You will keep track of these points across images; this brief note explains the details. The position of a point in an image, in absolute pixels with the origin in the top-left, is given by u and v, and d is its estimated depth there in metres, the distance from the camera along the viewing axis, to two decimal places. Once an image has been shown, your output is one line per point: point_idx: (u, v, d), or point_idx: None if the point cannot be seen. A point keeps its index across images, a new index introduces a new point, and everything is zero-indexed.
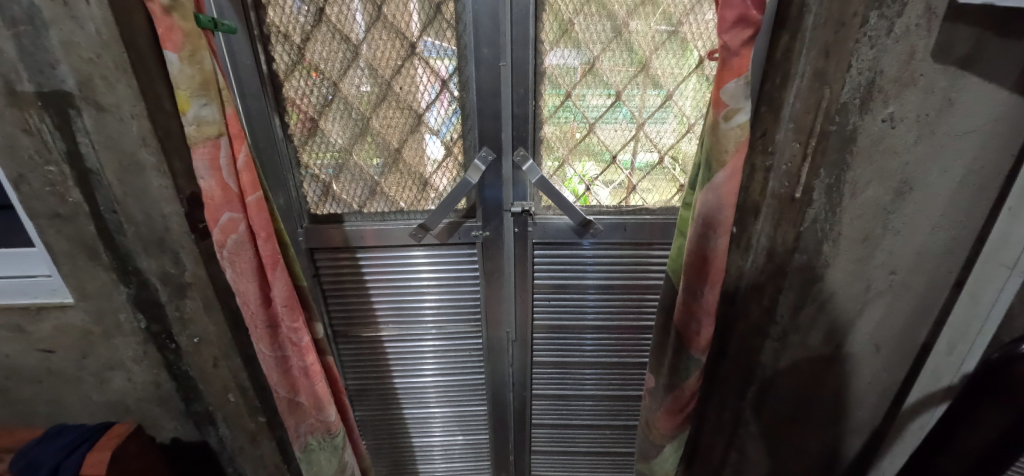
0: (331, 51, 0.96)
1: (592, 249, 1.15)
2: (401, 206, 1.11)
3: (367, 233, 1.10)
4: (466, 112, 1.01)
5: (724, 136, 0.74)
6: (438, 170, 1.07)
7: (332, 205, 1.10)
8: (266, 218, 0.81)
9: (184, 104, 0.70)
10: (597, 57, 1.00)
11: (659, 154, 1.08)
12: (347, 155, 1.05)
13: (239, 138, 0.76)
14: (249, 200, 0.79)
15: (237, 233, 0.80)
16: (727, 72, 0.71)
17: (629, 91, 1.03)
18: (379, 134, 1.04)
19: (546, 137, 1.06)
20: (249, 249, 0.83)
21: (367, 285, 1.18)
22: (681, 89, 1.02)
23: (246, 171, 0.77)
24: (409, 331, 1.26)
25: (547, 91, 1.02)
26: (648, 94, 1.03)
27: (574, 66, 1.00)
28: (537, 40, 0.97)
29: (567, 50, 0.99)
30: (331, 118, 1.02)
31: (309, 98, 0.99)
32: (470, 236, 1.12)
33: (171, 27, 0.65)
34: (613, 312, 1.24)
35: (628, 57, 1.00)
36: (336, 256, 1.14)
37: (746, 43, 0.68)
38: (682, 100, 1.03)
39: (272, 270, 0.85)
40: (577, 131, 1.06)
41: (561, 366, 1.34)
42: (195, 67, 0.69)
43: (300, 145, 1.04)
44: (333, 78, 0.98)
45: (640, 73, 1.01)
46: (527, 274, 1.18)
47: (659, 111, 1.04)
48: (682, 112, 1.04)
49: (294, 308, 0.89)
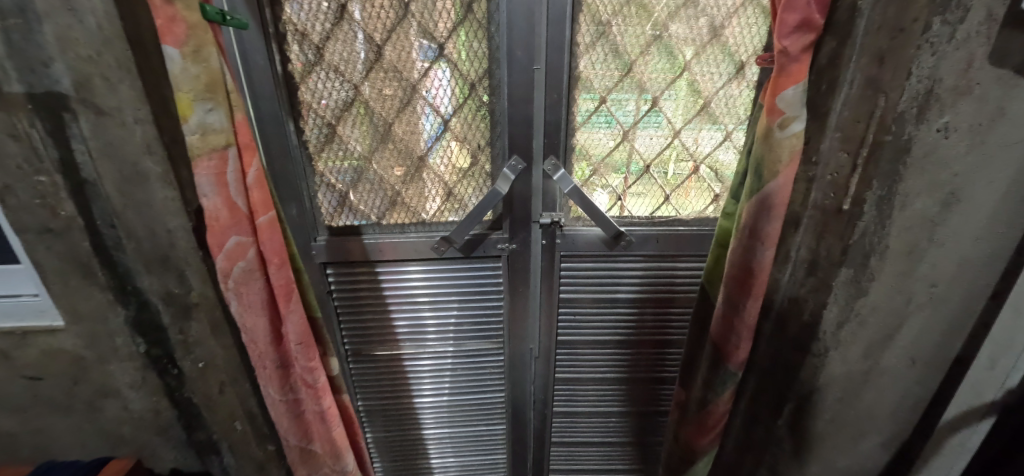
0: (354, 51, 0.88)
1: (624, 261, 1.10)
2: (422, 218, 1.03)
3: (384, 246, 1.03)
4: (494, 118, 0.95)
5: (779, 146, 0.72)
6: (467, 180, 1.00)
7: (350, 216, 1.02)
8: (278, 242, 0.72)
9: (186, 109, 0.60)
10: (636, 60, 0.95)
11: (694, 164, 1.04)
12: (366, 164, 0.97)
13: (249, 150, 0.68)
14: (260, 221, 0.70)
15: (245, 259, 0.71)
16: (784, 78, 0.69)
17: (669, 94, 0.98)
18: (400, 141, 0.96)
19: (577, 145, 1.01)
20: (258, 278, 0.74)
21: (384, 302, 1.11)
22: (720, 97, 0.98)
23: (257, 188, 0.69)
24: (421, 351, 1.19)
25: (581, 96, 0.97)
26: (684, 101, 0.98)
27: (610, 70, 0.95)
28: (573, 38, 0.91)
29: (603, 52, 0.94)
30: (349, 124, 0.94)
31: (327, 101, 0.92)
32: (496, 249, 1.06)
33: (173, 17, 0.56)
34: (636, 326, 1.19)
35: (668, 60, 0.95)
36: (352, 271, 1.06)
37: (806, 49, 0.68)
38: (720, 107, 0.99)
39: (285, 303, 0.75)
40: (609, 139, 1.01)
41: (571, 382, 1.27)
42: (200, 65, 0.60)
43: (314, 152, 0.96)
44: (353, 80, 0.90)
45: (680, 76, 0.96)
46: (552, 290, 1.13)
47: (696, 119, 1.00)
48: (719, 120, 1.00)
49: (309, 346, 0.80)
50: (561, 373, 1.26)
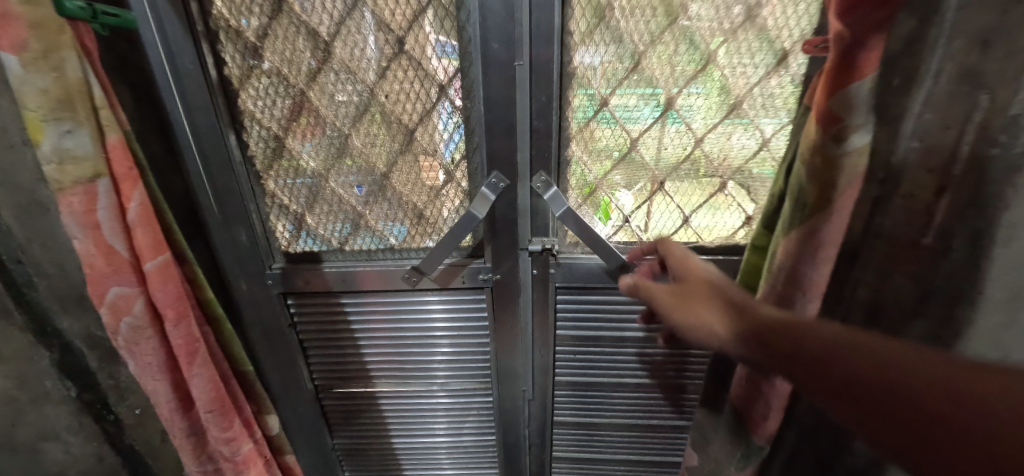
0: (297, 50, 0.73)
1: (634, 294, 0.91)
2: (390, 243, 0.88)
3: (347, 276, 0.89)
4: (470, 127, 0.78)
5: (830, 166, 0.52)
6: (443, 200, 0.84)
7: (309, 240, 0.88)
8: (171, 292, 0.67)
9: (37, 131, 0.52)
10: (645, 50, 0.75)
11: (721, 178, 0.84)
12: (322, 182, 0.83)
13: (128, 181, 0.61)
14: (147, 268, 0.64)
15: (132, 314, 0.65)
16: (843, 73, 0.49)
17: (688, 93, 0.78)
18: (360, 156, 0.81)
19: (573, 157, 0.83)
20: (151, 336, 0.68)
21: (357, 335, 0.97)
22: (754, 95, 0.77)
23: (143, 235, 0.63)
24: (416, 387, 1.05)
25: (577, 98, 0.79)
26: (708, 100, 0.78)
27: (613, 63, 0.77)
28: (564, 26, 0.73)
29: (604, 42, 0.75)
30: (299, 135, 0.79)
31: (271, 110, 0.77)
32: (479, 279, 0.90)
33: (6, 13, 0.48)
34: (649, 367, 1.00)
35: (687, 50, 0.75)
36: (321, 302, 0.93)
37: (879, 30, 0.47)
38: (755, 108, 0.78)
39: (187, 364, 0.70)
40: (613, 149, 0.83)
41: (585, 427, 1.10)
42: (51, 76, 0.52)
43: (263, 170, 0.82)
44: (299, 85, 0.75)
45: (703, 70, 0.76)
46: (547, 322, 0.95)
47: (723, 123, 0.80)
48: (754, 124, 0.79)
49: (221, 413, 0.76)
50: (562, 415, 1.09)
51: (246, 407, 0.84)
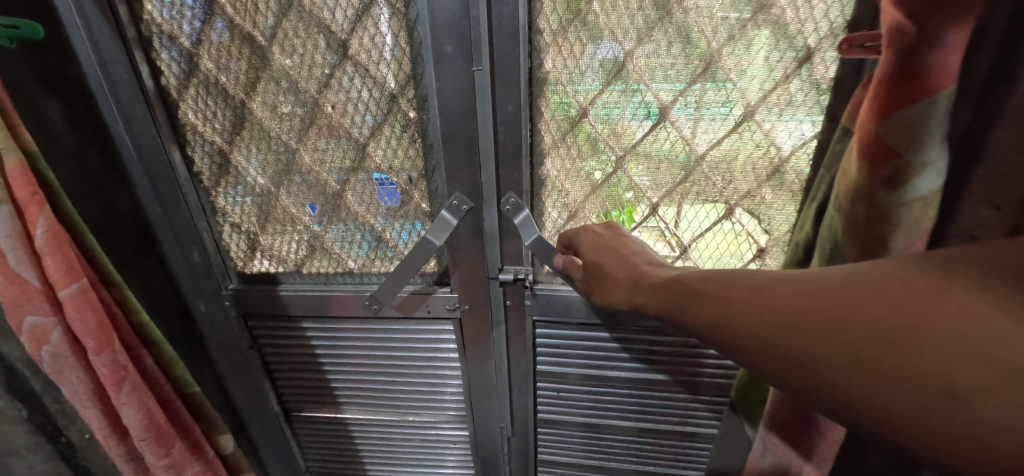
0: (234, 56, 0.65)
1: (625, 331, 0.79)
2: (349, 267, 0.80)
3: (305, 300, 0.82)
4: (427, 142, 0.68)
5: (882, 220, 0.38)
6: (402, 221, 0.75)
7: (265, 260, 0.82)
8: (91, 320, 0.63)
9: None
10: (632, 51, 0.63)
11: (727, 203, 0.70)
12: (272, 199, 0.76)
13: (33, 206, 0.58)
14: (61, 297, 0.61)
15: (51, 343, 0.63)
16: (906, 88, 0.34)
17: (685, 102, 0.65)
18: (309, 172, 0.73)
19: (549, 177, 0.72)
20: (75, 364, 0.66)
21: (320, 360, 0.91)
22: (767, 106, 0.63)
23: (52, 262, 0.60)
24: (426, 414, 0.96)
25: (551, 108, 0.67)
26: (710, 110, 0.65)
27: (594, 67, 0.64)
28: (533, 22, 0.62)
29: (582, 42, 0.63)
30: (244, 150, 0.72)
31: (213, 123, 0.71)
32: (445, 310, 0.80)
33: None
34: (644, 410, 0.87)
35: (682, 49, 0.62)
36: (281, 325, 0.87)
37: (961, 26, 0.32)
38: (769, 120, 0.64)
39: (114, 392, 0.67)
40: (594, 168, 0.71)
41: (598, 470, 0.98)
42: None
43: (211, 186, 0.76)
44: (239, 95, 0.68)
45: (702, 74, 0.63)
46: (526, 355, 0.85)
47: (729, 139, 0.66)
48: (766, 141, 0.65)
49: (157, 442, 0.72)
50: (548, 453, 0.98)
51: (193, 430, 0.81)
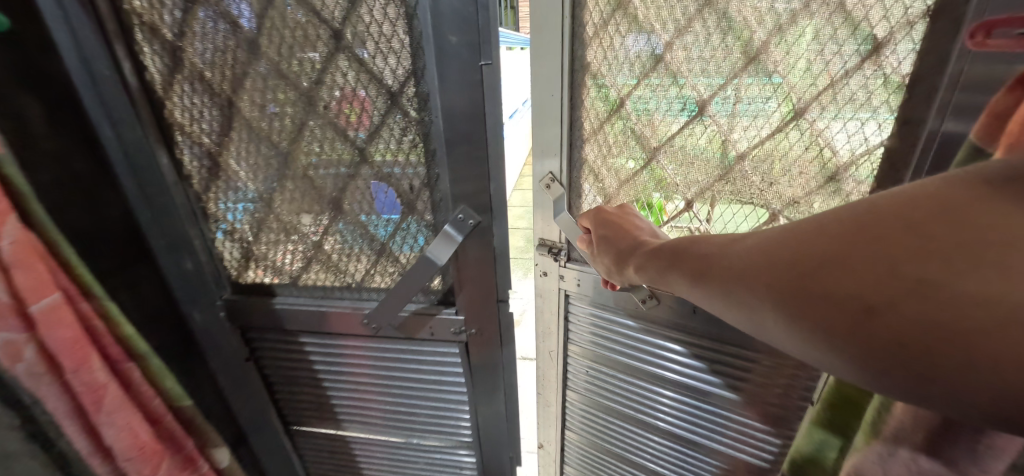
0: (221, 50, 0.58)
1: (685, 336, 0.68)
2: (347, 281, 0.72)
3: (301, 315, 0.76)
4: (431, 147, 0.59)
5: None
6: (403, 236, 0.66)
7: (259, 271, 0.76)
8: (64, 335, 0.52)
9: None
10: (671, 43, 0.54)
11: (769, 207, 0.60)
12: (266, 207, 0.69)
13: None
14: (30, 311, 0.50)
15: (23, 361, 0.52)
16: None
17: (728, 96, 0.56)
18: (302, 178, 0.65)
19: (586, 159, 0.65)
20: (49, 382, 0.54)
21: (320, 375, 0.85)
22: (821, 105, 0.53)
23: (20, 269, 0.49)
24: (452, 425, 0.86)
25: (591, 96, 0.60)
26: (757, 107, 0.55)
27: (633, 57, 0.57)
28: (574, 5, 0.55)
29: (624, 32, 0.56)
30: (234, 152, 0.65)
31: (201, 122, 0.64)
32: (450, 333, 0.72)
33: None
34: (690, 431, 0.77)
35: (730, 37, 0.52)
36: (279, 339, 0.82)
37: None
38: (824, 123, 0.54)
39: (93, 410, 0.55)
40: (629, 157, 0.63)
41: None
42: None
43: (202, 190, 0.70)
44: (226, 92, 0.61)
45: (750, 66, 0.53)
46: (598, 333, 0.77)
47: (775, 139, 0.56)
48: (819, 142, 0.55)
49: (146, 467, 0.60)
50: (571, 435, 0.94)
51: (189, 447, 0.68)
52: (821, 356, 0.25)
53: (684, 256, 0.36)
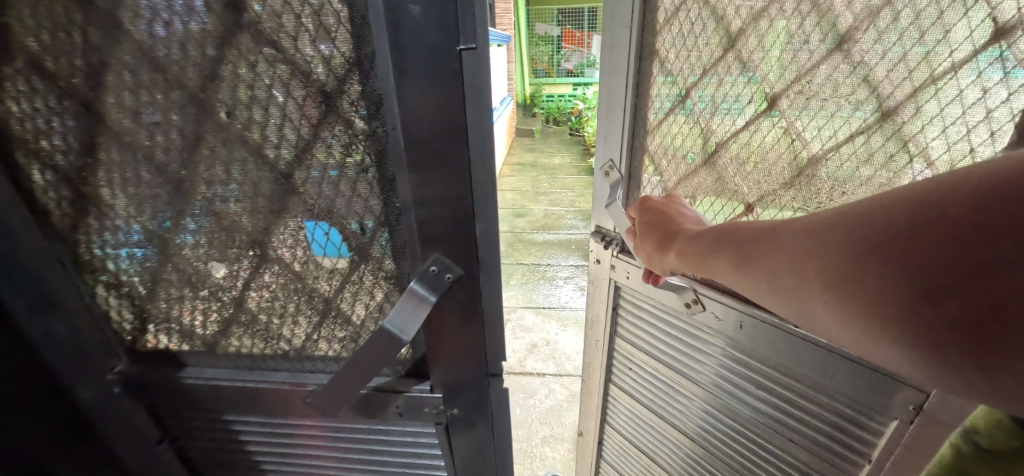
0: (68, 27, 0.38)
1: (745, 358, 0.61)
2: (282, 349, 0.53)
3: (226, 391, 0.56)
4: (388, 171, 0.40)
5: None
6: (354, 291, 0.47)
7: (163, 335, 0.56)
8: None
9: None
10: (744, 29, 0.51)
11: None
12: (161, 253, 0.49)
13: None
14: None
15: None
16: None
17: (803, 90, 0.50)
18: (205, 215, 0.45)
19: (651, 152, 0.65)
20: None
21: (256, 460, 0.65)
22: (915, 103, 0.44)
23: None
24: None
25: (660, 87, 0.61)
26: (838, 104, 0.48)
27: (704, 45, 0.55)
28: None
29: (696, 18, 0.55)
30: (107, 179, 0.45)
31: (53, 137, 0.44)
32: (425, 413, 0.54)
33: None
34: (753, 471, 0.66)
35: (813, 20, 0.47)
36: (198, 417, 0.61)
37: None
38: (917, 127, 0.44)
39: None
40: (693, 149, 0.62)
41: None
42: None
43: (67, 231, 0.49)
44: (84, 92, 0.41)
45: (837, 56, 0.46)
46: (643, 327, 0.76)
47: (855, 142, 0.48)
48: (908, 149, 0.45)
49: None
50: (610, 437, 0.95)
51: None
52: (866, 341, 0.26)
53: (730, 240, 0.36)
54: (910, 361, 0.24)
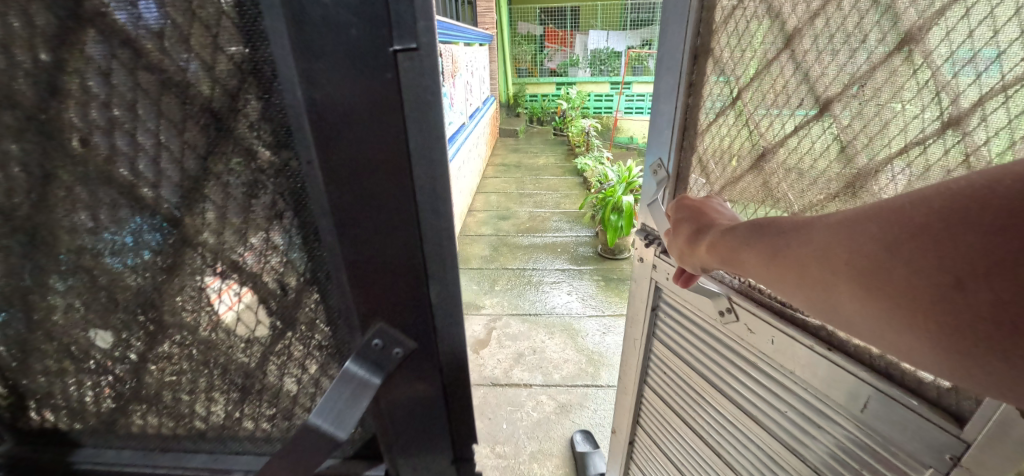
0: None
1: (785, 376, 0.64)
2: (199, 428, 0.42)
3: None
4: (308, 219, 0.29)
5: None
6: (283, 363, 0.37)
7: (42, 415, 0.43)
8: None
9: None
10: (801, 29, 0.53)
11: None
12: (26, 318, 0.37)
13: None
14: None
15: None
16: None
17: (856, 96, 0.50)
18: (75, 271, 0.34)
19: (703, 150, 0.71)
20: None
21: None
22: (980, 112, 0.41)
23: None
24: None
25: (714, 89, 0.66)
26: (897, 109, 0.47)
27: (762, 43, 0.58)
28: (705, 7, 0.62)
29: (753, 16, 0.58)
30: None
31: None
32: None
33: None
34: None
35: (874, 17, 0.47)
36: None
37: None
38: (982, 138, 0.42)
39: None
40: (744, 150, 0.64)
41: None
42: None
43: None
44: None
45: (896, 58, 0.46)
46: (676, 336, 0.88)
47: (913, 153, 0.46)
48: (970, 163, 0.42)
49: None
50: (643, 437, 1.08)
51: None
52: (910, 336, 0.29)
53: (760, 236, 0.41)
54: (938, 354, 0.28)
